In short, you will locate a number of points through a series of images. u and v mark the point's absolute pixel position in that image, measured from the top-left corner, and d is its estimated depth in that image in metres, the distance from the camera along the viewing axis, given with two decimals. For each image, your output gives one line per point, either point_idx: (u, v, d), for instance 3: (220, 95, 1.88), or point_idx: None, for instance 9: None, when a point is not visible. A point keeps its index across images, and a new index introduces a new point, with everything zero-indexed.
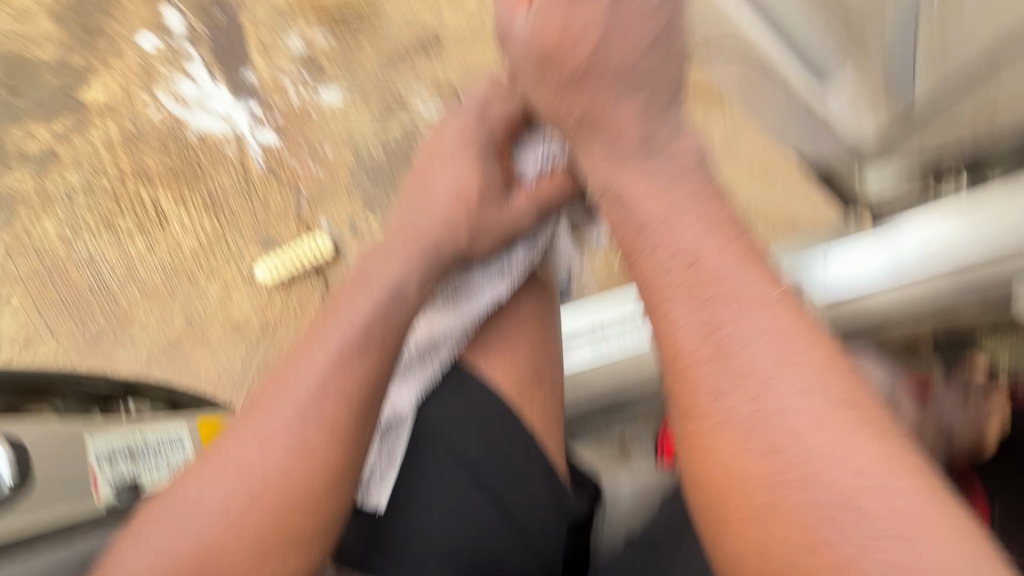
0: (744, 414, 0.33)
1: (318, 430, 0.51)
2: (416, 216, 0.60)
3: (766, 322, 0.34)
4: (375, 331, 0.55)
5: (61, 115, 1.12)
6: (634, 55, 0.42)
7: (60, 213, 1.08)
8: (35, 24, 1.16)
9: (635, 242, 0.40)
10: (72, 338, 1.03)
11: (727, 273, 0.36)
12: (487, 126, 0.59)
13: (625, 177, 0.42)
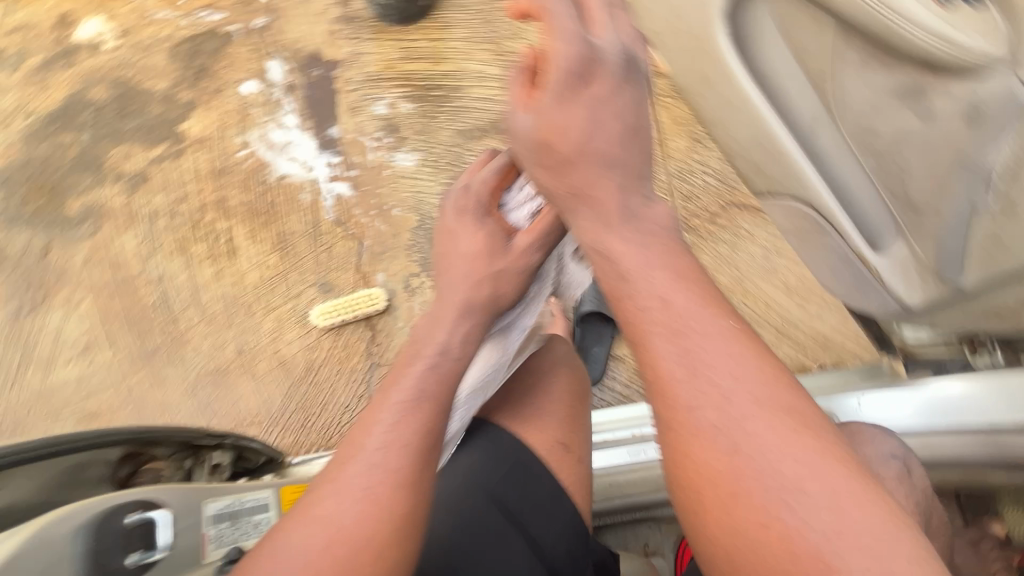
0: (727, 459, 0.37)
1: (386, 488, 0.46)
2: (448, 283, 0.60)
3: (808, 463, 0.36)
4: (432, 389, 0.52)
5: (159, 142, 1.22)
6: (621, 161, 0.48)
7: (141, 231, 1.16)
8: (154, 59, 1.29)
9: (676, 390, 0.39)
10: (128, 350, 1.09)
11: (752, 414, 0.37)
12: (483, 199, 0.63)
13: (648, 300, 0.43)
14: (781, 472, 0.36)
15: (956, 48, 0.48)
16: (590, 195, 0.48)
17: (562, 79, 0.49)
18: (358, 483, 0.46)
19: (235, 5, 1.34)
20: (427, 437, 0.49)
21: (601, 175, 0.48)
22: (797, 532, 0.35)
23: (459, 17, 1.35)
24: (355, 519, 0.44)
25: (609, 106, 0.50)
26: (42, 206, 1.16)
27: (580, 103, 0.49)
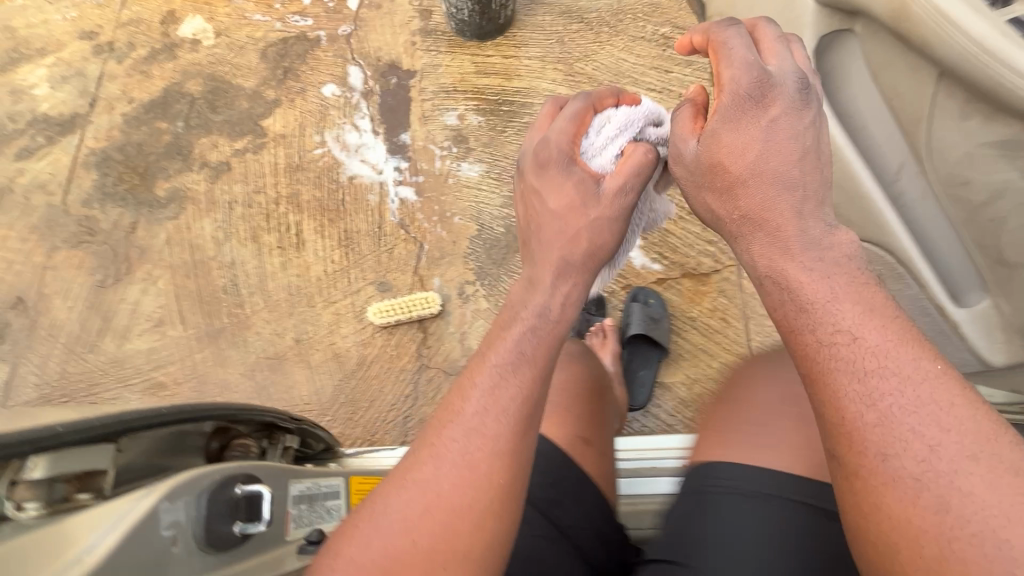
0: (913, 469, 0.41)
1: (487, 446, 0.48)
2: (537, 245, 0.56)
3: (924, 404, 0.43)
4: (531, 354, 0.51)
5: (244, 135, 1.30)
6: (793, 168, 0.50)
7: (219, 216, 1.23)
8: (246, 58, 1.38)
9: (840, 380, 0.44)
10: (196, 328, 1.15)
11: (895, 371, 0.44)
12: (572, 151, 0.56)
13: (800, 279, 0.48)
14: (969, 483, 0.40)
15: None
16: (766, 220, 0.50)
17: (733, 103, 0.51)
18: (459, 443, 0.49)
19: (324, 13, 1.42)
20: (525, 404, 0.49)
21: (781, 204, 0.50)
22: (987, 544, 0.38)
23: (534, 37, 1.39)
24: (453, 483, 0.48)
25: (784, 128, 0.50)
26: (133, 185, 1.25)
27: (755, 126, 0.51)
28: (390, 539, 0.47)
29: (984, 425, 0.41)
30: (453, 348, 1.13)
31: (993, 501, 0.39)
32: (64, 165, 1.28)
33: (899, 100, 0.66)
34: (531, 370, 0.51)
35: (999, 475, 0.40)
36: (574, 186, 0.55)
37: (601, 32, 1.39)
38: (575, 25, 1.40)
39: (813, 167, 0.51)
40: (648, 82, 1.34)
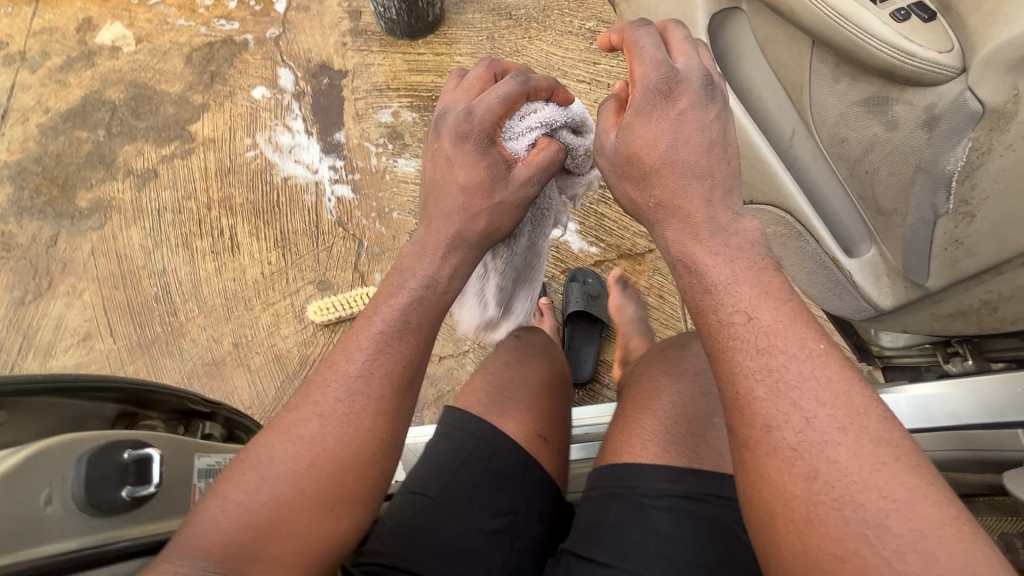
0: (795, 438, 0.44)
1: (374, 403, 0.52)
2: (438, 206, 0.59)
3: (808, 372, 0.46)
4: (412, 322, 0.55)
5: (171, 141, 1.27)
6: (696, 156, 0.54)
7: (147, 225, 1.19)
8: (171, 64, 1.35)
9: (732, 350, 0.48)
10: (127, 339, 1.11)
11: (780, 333, 0.48)
12: (485, 121, 0.57)
13: (694, 250, 0.53)
14: (839, 455, 0.42)
15: (908, 55, 0.52)
16: (676, 205, 0.55)
17: (648, 98, 0.55)
18: (345, 403, 0.51)
19: (251, 16, 1.41)
20: (408, 367, 0.54)
21: (682, 197, 0.54)
22: (849, 511, 0.41)
23: (465, 34, 1.41)
24: (339, 436, 0.50)
25: (691, 121, 0.55)
26: (53, 197, 1.20)
27: (665, 118, 0.55)
28: (276, 489, 0.48)
29: (857, 397, 0.44)
30: None
31: (859, 473, 0.42)
32: None
33: (785, 70, 0.71)
34: (417, 335, 0.55)
35: (868, 450, 0.42)
36: (478, 168, 0.57)
37: (529, 27, 1.43)
38: (503, 21, 1.43)
39: (716, 160, 0.55)
40: (576, 74, 1.39)
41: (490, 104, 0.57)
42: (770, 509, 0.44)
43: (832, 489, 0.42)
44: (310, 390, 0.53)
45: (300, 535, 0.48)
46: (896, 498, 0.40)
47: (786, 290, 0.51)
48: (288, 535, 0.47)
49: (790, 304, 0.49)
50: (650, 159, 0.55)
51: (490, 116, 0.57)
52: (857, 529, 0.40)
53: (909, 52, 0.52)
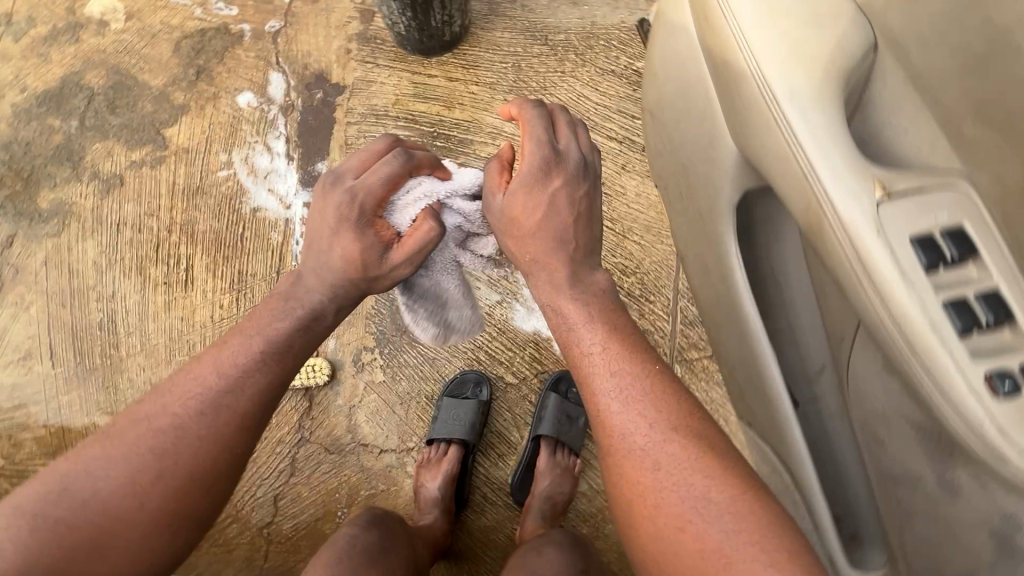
0: (642, 441, 0.52)
1: (231, 423, 0.55)
2: (320, 264, 0.62)
3: (647, 389, 0.55)
4: (294, 345, 0.60)
5: (143, 144, 1.15)
6: (566, 225, 0.61)
7: (103, 240, 1.10)
8: (158, 50, 1.21)
9: (593, 378, 0.56)
10: (66, 366, 1.05)
11: (626, 358, 0.56)
12: (366, 196, 0.61)
13: (564, 304, 0.60)
14: (673, 447, 0.51)
15: (991, 453, 0.33)
16: (547, 263, 0.61)
17: (530, 172, 0.61)
18: (206, 417, 0.55)
19: (253, 2, 1.24)
20: (274, 391, 0.58)
21: (551, 254, 0.61)
22: (682, 492, 0.49)
23: (488, 57, 1.20)
24: (190, 453, 0.54)
25: (565, 197, 0.62)
26: (16, 192, 1.13)
27: (543, 193, 0.61)
28: (111, 495, 0.51)
29: (683, 407, 0.54)
30: (339, 424, 1.03)
31: (686, 462, 0.51)
32: None
33: (826, 302, 0.51)
34: (291, 356, 0.60)
35: (693, 445, 0.52)
36: (355, 246, 0.60)
37: (565, 59, 1.20)
38: (536, 47, 1.20)
39: (581, 228, 0.62)
40: (609, 128, 1.16)
41: (371, 187, 0.61)
42: (630, 497, 0.51)
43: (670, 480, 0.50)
44: (160, 397, 0.56)
45: (126, 551, 0.51)
46: (709, 481, 0.50)
47: (632, 319, 0.61)
48: (110, 552, 0.51)
49: (631, 334, 0.59)
50: (530, 222, 0.61)
51: (371, 194, 0.61)
52: (682, 501, 0.49)
53: (998, 454, 0.32)
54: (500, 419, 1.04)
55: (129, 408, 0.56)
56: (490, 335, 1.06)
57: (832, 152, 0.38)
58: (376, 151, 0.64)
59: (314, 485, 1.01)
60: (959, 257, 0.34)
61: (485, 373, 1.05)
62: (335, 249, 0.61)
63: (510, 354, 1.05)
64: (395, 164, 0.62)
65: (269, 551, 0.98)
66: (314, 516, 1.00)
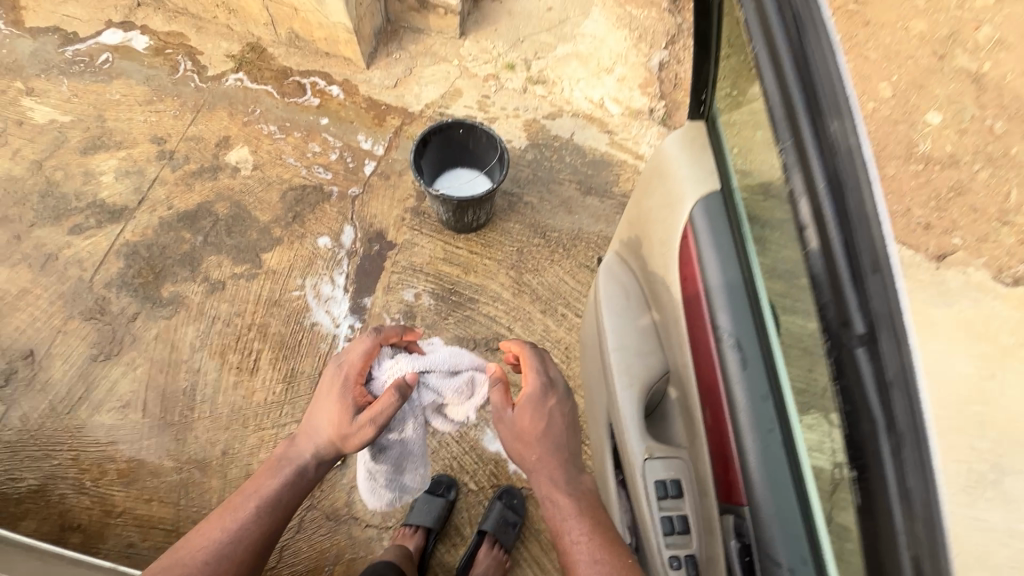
0: None
1: (230, 565, 0.89)
2: (315, 421, 1.03)
3: (613, 563, 0.78)
4: (280, 499, 0.98)
5: (245, 262, 1.60)
6: (558, 436, 0.97)
7: (201, 327, 1.51)
8: (270, 195, 1.69)
9: (578, 560, 0.81)
10: (151, 417, 1.42)
11: (599, 542, 0.82)
12: (349, 374, 1.03)
13: (556, 497, 0.90)
14: None
15: None
16: (542, 465, 0.94)
17: (532, 396, 0.99)
18: (210, 563, 0.88)
19: (344, 172, 1.74)
20: (256, 539, 0.92)
21: (549, 456, 0.94)
22: None
23: (501, 241, 1.67)
24: None
25: (555, 415, 0.98)
26: (147, 281, 1.56)
27: (542, 410, 0.98)
28: None
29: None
30: (340, 498, 1.37)
31: None
32: (101, 247, 1.59)
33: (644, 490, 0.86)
34: (268, 514, 0.95)
35: None
36: (337, 410, 1.00)
37: (555, 252, 1.66)
38: (536, 239, 1.67)
39: (567, 437, 0.97)
40: (578, 308, 1.59)
41: (354, 367, 1.03)
42: None
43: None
44: (178, 554, 0.89)
45: None
46: None
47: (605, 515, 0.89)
48: None
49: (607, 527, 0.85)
50: (535, 431, 0.96)
51: (354, 369, 1.03)
52: None
53: None
54: (459, 517, 1.37)
55: (154, 565, 0.89)
56: (463, 449, 1.43)
57: (631, 426, 0.78)
58: (363, 339, 1.06)
59: (311, 544, 1.33)
60: (676, 493, 0.71)
61: (455, 478, 1.40)
62: (327, 415, 1.01)
63: (475, 466, 1.41)
64: (371, 346, 1.05)
65: None
66: (307, 568, 1.31)
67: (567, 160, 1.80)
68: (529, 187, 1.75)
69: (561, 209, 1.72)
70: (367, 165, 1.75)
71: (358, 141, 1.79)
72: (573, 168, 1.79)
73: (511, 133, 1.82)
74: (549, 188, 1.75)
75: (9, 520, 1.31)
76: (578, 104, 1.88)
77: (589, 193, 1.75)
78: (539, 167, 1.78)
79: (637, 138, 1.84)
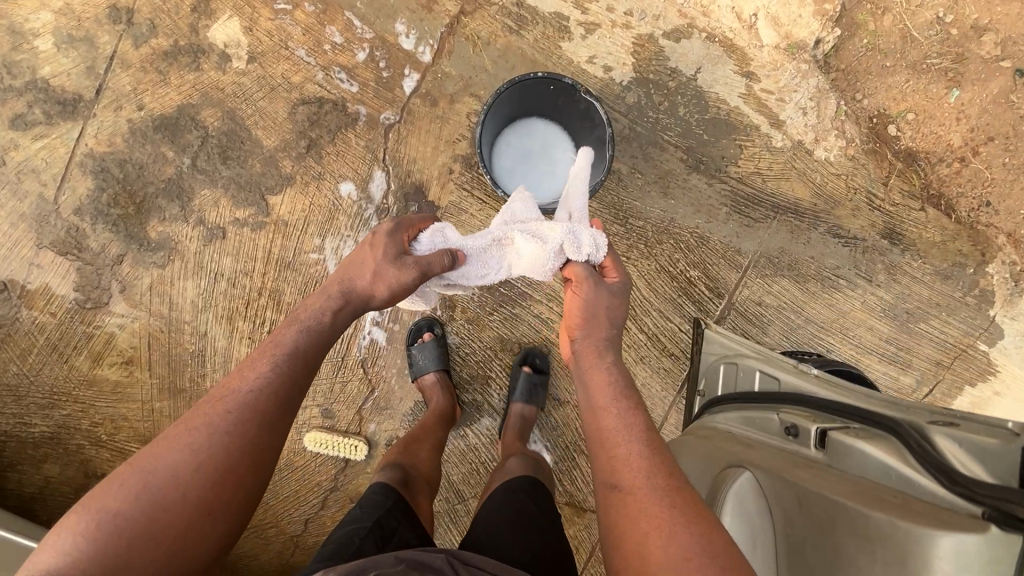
0: (641, 476, 0.71)
1: (256, 414, 0.75)
2: (350, 273, 0.92)
3: (639, 434, 0.77)
4: (303, 351, 0.83)
5: (248, 204, 1.26)
6: (613, 309, 0.91)
7: (202, 283, 1.27)
8: (275, 106, 1.25)
9: (605, 418, 0.80)
10: (159, 377, 1.29)
11: (628, 410, 0.80)
12: (399, 233, 0.97)
13: (594, 362, 0.88)
14: (659, 484, 0.70)
15: None
16: (593, 322, 0.90)
17: (587, 271, 0.92)
18: (233, 415, 0.75)
19: (375, 84, 1.26)
20: (283, 388, 0.79)
21: (603, 321, 0.90)
22: (670, 537, 0.64)
23: None
24: (222, 449, 0.72)
25: (612, 297, 0.92)
26: (127, 214, 1.24)
27: (600, 288, 0.91)
28: (158, 492, 0.68)
29: (664, 460, 0.74)
30: (364, 484, 1.34)
31: (669, 501, 0.68)
32: (60, 156, 1.23)
33: None
34: (296, 366, 0.81)
35: (679, 486, 0.70)
36: (378, 258, 0.92)
37: (634, 247, 1.33)
38: (615, 226, 1.33)
39: (620, 311, 0.92)
40: (644, 321, 1.35)
41: (400, 228, 0.98)
42: (634, 526, 0.67)
43: (673, 519, 0.66)
44: (197, 409, 0.75)
45: (173, 535, 0.66)
46: (690, 529, 0.65)
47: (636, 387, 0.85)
48: (159, 538, 0.66)
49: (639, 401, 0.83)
50: (596, 303, 0.90)
51: (405, 232, 0.98)
52: (668, 530, 0.65)
53: None
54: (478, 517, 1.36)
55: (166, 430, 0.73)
56: (492, 456, 1.36)
57: None
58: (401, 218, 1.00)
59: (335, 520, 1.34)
60: None
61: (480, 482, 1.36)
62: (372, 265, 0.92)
63: None
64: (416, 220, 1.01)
65: (296, 553, 1.34)
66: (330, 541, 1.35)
67: (680, 112, 1.31)
68: (620, 147, 1.31)
69: (654, 188, 1.32)
70: (407, 77, 1.26)
71: (397, 34, 1.25)
72: (684, 127, 1.31)
73: (613, 56, 1.29)
74: (646, 153, 1.31)
75: (30, 462, 1.29)
76: (715, 20, 1.29)
77: (695, 169, 1.32)
78: (640, 117, 1.31)
79: (783, 91, 1.32)
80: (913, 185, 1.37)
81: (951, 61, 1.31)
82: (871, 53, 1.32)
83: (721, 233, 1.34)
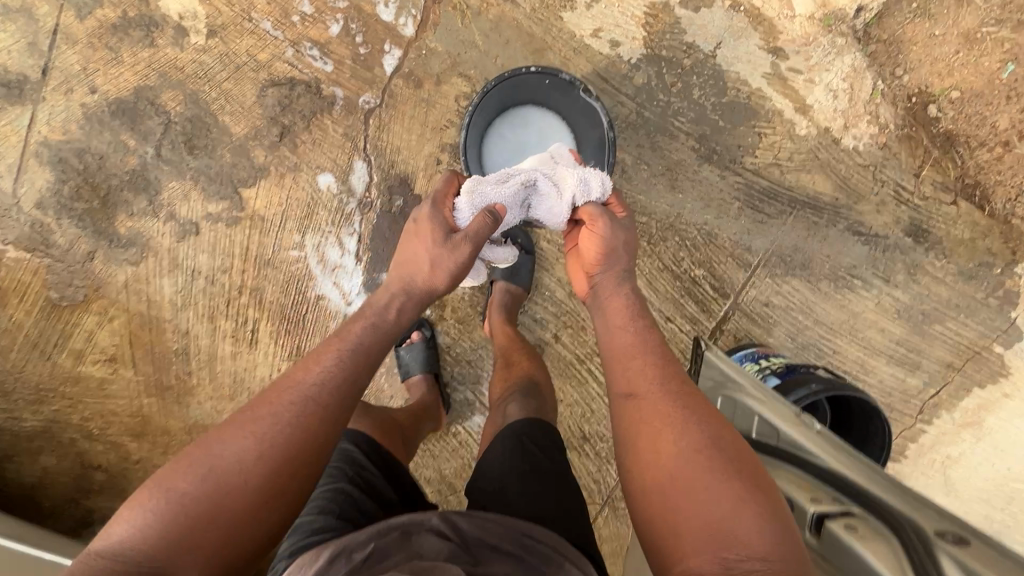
0: (655, 381, 0.69)
1: (320, 411, 0.65)
2: (403, 259, 0.84)
3: (654, 350, 0.74)
4: (367, 345, 0.74)
5: (221, 198, 1.17)
6: (627, 245, 0.87)
7: (179, 281, 1.21)
8: (242, 88, 1.13)
9: (614, 337, 0.78)
10: (143, 374, 1.26)
11: (641, 330, 0.78)
12: (441, 203, 0.86)
13: (605, 289, 0.85)
14: (678, 393, 0.67)
15: None
16: (607, 255, 0.85)
17: (601, 210, 0.86)
18: (298, 406, 0.65)
19: (352, 63, 1.13)
20: (349, 385, 0.68)
21: (618, 259, 0.86)
22: (685, 437, 0.62)
23: None
24: (285, 442, 0.62)
25: (626, 233, 0.87)
26: (92, 208, 1.16)
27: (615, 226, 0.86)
28: (220, 480, 0.59)
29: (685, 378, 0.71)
30: None
31: (687, 406, 0.65)
32: (13, 145, 1.14)
33: None
34: (362, 362, 0.71)
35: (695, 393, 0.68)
36: (431, 228, 0.83)
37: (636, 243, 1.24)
38: None
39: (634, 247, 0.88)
40: None
41: (447, 194, 0.87)
42: (648, 426, 0.65)
43: (684, 415, 0.64)
44: (265, 396, 0.66)
45: (226, 530, 0.57)
46: (708, 431, 0.62)
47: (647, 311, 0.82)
48: (212, 527, 0.57)
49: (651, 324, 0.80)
50: (612, 242, 0.85)
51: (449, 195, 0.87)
52: (684, 429, 0.62)
53: None
54: None
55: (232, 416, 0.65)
56: None
57: None
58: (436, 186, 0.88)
59: None
60: None
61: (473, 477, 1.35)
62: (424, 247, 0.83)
63: None
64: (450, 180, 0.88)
65: None
66: None
67: (693, 94, 1.18)
68: (624, 135, 1.19)
69: (662, 180, 1.21)
70: (388, 55, 1.13)
71: (375, 4, 1.12)
72: (697, 111, 1.18)
73: (620, 30, 1.15)
74: (655, 140, 1.19)
75: (25, 455, 1.29)
76: None
77: (707, 158, 1.20)
78: (648, 100, 1.18)
79: (812, 70, 1.18)
80: (947, 175, 1.22)
81: (1008, 30, 1.15)
82: (917, 20, 1.16)
83: (732, 229, 1.24)
